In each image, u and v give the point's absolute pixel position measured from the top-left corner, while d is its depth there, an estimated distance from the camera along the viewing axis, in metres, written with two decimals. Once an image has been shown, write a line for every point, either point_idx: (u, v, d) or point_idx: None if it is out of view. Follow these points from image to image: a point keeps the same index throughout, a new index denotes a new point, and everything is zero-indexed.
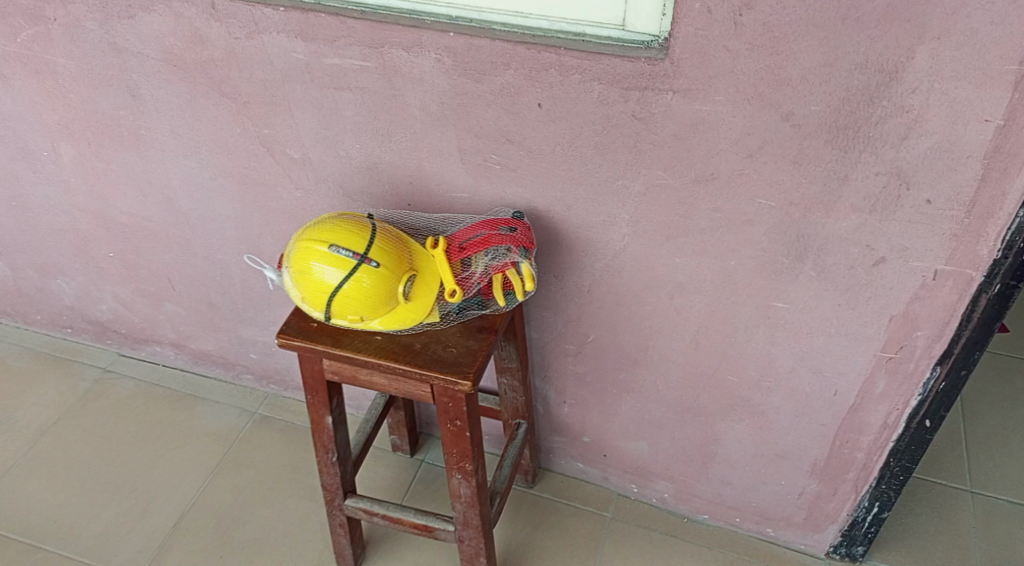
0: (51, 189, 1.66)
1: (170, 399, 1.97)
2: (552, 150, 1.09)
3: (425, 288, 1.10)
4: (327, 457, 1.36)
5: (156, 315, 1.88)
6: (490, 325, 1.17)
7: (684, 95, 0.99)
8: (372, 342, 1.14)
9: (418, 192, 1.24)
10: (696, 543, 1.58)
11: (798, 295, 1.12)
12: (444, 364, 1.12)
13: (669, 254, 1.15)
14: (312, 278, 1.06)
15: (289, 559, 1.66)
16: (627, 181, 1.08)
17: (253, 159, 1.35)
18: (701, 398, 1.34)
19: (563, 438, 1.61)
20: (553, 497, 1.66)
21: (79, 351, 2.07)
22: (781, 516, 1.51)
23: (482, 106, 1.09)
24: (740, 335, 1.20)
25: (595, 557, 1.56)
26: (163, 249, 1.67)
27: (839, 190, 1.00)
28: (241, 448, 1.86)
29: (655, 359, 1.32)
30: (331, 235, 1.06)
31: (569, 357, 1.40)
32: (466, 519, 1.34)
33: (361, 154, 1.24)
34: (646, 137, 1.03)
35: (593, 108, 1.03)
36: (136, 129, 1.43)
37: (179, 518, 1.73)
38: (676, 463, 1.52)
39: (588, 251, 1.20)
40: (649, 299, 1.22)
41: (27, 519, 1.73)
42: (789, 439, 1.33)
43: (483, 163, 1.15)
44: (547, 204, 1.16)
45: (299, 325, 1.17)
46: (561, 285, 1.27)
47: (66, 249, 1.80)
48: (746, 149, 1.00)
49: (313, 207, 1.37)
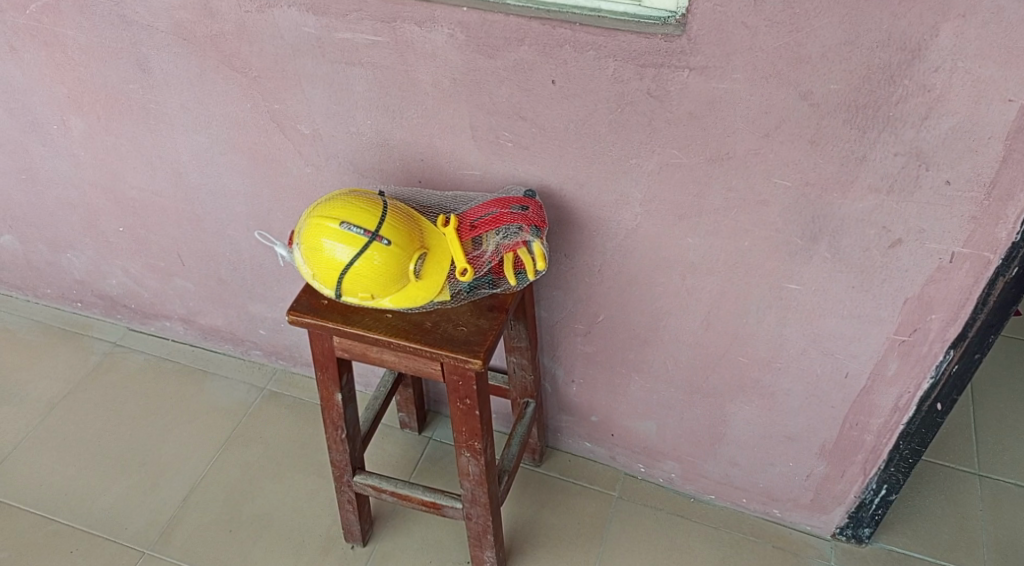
0: (61, 163, 1.66)
1: (179, 373, 1.98)
2: (564, 127, 1.08)
3: (436, 266, 1.10)
4: (337, 434, 1.36)
5: (166, 290, 1.88)
6: (501, 304, 1.17)
7: (700, 73, 0.97)
8: (383, 320, 1.14)
9: (429, 169, 1.23)
10: (702, 523, 1.58)
11: (811, 277, 1.11)
12: (455, 343, 1.11)
13: (682, 234, 1.14)
14: (324, 256, 1.06)
15: (298, 533, 1.67)
16: (640, 160, 1.07)
17: (263, 135, 1.34)
18: (711, 379, 1.34)
19: (571, 417, 1.61)
20: (560, 476, 1.67)
21: (90, 325, 2.08)
22: (788, 497, 1.51)
23: (495, 83, 1.08)
24: (752, 316, 1.20)
25: (601, 535, 1.57)
26: (173, 224, 1.67)
27: (856, 171, 0.98)
28: (250, 423, 1.87)
29: (665, 339, 1.31)
30: (342, 212, 1.06)
31: (578, 337, 1.40)
32: (474, 497, 1.34)
33: (372, 130, 1.23)
34: (661, 115, 1.02)
35: (608, 85, 1.02)
36: (146, 103, 1.42)
37: (188, 492, 1.74)
38: (684, 444, 1.52)
39: (600, 230, 1.19)
40: (660, 280, 1.22)
41: (38, 490, 1.74)
42: (798, 421, 1.33)
43: (495, 141, 1.14)
44: (559, 182, 1.15)
45: (310, 303, 1.16)
46: (571, 264, 1.27)
47: (75, 223, 1.80)
48: (763, 128, 0.99)
49: (323, 183, 1.36)
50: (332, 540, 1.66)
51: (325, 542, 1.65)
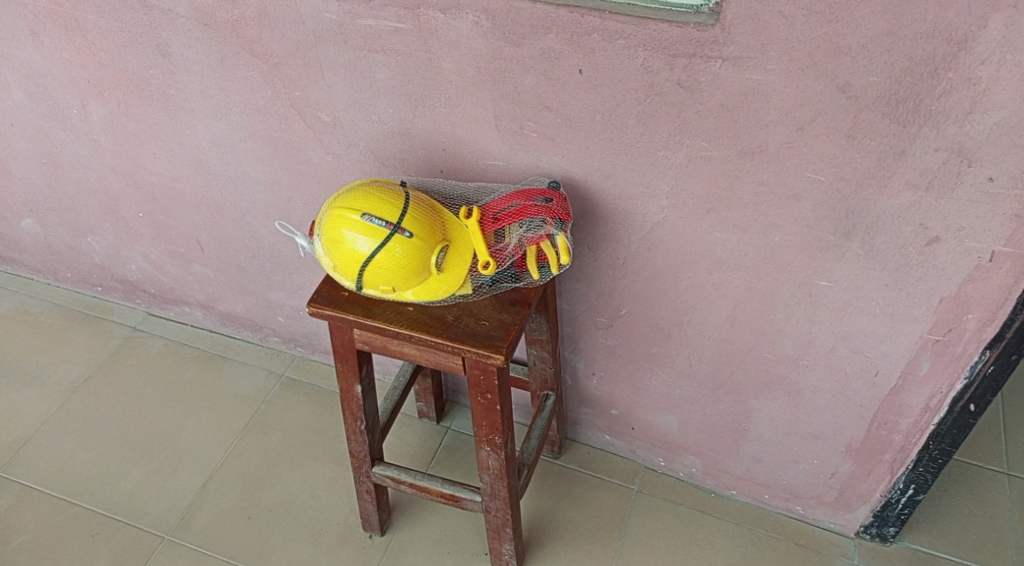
0: (82, 148, 1.65)
1: (198, 359, 1.98)
2: (591, 118, 1.05)
3: (458, 259, 1.07)
4: (356, 425, 1.34)
5: (185, 276, 1.87)
6: (524, 298, 1.14)
7: (733, 63, 0.94)
8: (404, 313, 1.11)
9: (450, 159, 1.21)
10: (722, 518, 1.57)
11: (843, 274, 1.08)
12: (477, 338, 1.08)
13: (709, 228, 1.11)
14: (345, 248, 1.04)
15: (315, 521, 1.67)
16: (669, 152, 1.04)
17: (283, 122, 1.33)
18: (735, 374, 1.31)
19: (592, 409, 1.60)
20: (579, 468, 1.67)
21: (110, 309, 2.08)
22: (811, 494, 1.49)
23: (520, 72, 1.05)
24: (780, 312, 1.17)
25: (620, 528, 1.57)
26: (193, 210, 1.66)
27: (893, 166, 0.95)
28: (269, 410, 1.87)
29: (689, 334, 1.29)
30: (363, 204, 1.04)
31: (600, 330, 1.38)
32: (494, 490, 1.33)
33: (394, 119, 1.20)
34: (691, 107, 0.99)
35: (636, 75, 0.99)
36: (165, 88, 1.41)
37: (207, 479, 1.74)
38: (706, 439, 1.50)
39: (625, 223, 1.17)
40: (686, 274, 1.19)
41: (60, 474, 1.76)
42: (824, 419, 1.30)
43: (519, 131, 1.12)
44: (584, 173, 1.12)
45: (330, 294, 1.13)
46: (595, 257, 1.25)
47: (96, 208, 1.80)
48: (798, 121, 0.96)
49: (344, 172, 1.34)
50: (350, 528, 1.65)
51: (343, 531, 1.65)
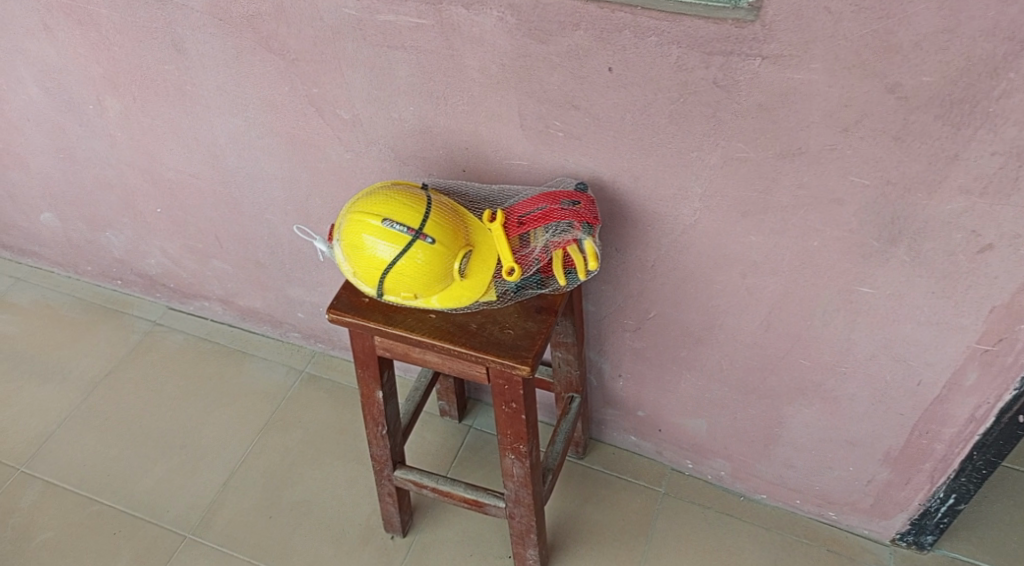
0: (98, 143, 1.63)
1: (219, 354, 1.96)
2: (621, 117, 1.00)
3: (482, 265, 1.03)
4: (377, 429, 1.31)
5: (204, 271, 1.85)
6: (549, 305, 1.09)
7: (774, 62, 0.89)
8: (426, 321, 1.07)
9: (473, 158, 1.16)
10: (752, 523, 1.53)
11: (886, 280, 1.02)
12: (501, 347, 1.04)
13: (745, 232, 1.06)
14: (364, 253, 1.01)
15: (337, 521, 1.64)
16: (703, 153, 0.99)
17: (301, 119, 1.29)
18: (768, 379, 1.27)
19: (617, 410, 1.56)
20: (604, 470, 1.63)
21: (130, 303, 2.07)
22: (845, 501, 1.44)
23: (547, 70, 1.00)
24: (818, 318, 1.12)
25: (647, 532, 1.54)
26: (211, 206, 1.63)
27: (945, 170, 0.89)
28: (290, 407, 1.85)
29: (721, 338, 1.24)
30: (384, 208, 1.00)
31: (627, 332, 1.34)
32: (518, 497, 1.30)
33: (415, 117, 1.16)
34: (727, 107, 0.94)
35: (670, 73, 0.94)
36: (181, 84, 1.37)
37: (228, 477, 1.73)
38: (736, 443, 1.46)
39: (655, 224, 1.12)
40: (719, 278, 1.15)
41: (82, 471, 1.75)
42: (861, 427, 1.25)
43: (545, 130, 1.07)
44: (613, 174, 1.07)
45: (350, 300, 1.09)
46: (623, 259, 1.20)
47: (114, 203, 1.77)
48: (842, 123, 0.90)
49: (364, 170, 1.30)
50: (372, 529, 1.63)
51: (364, 532, 1.62)
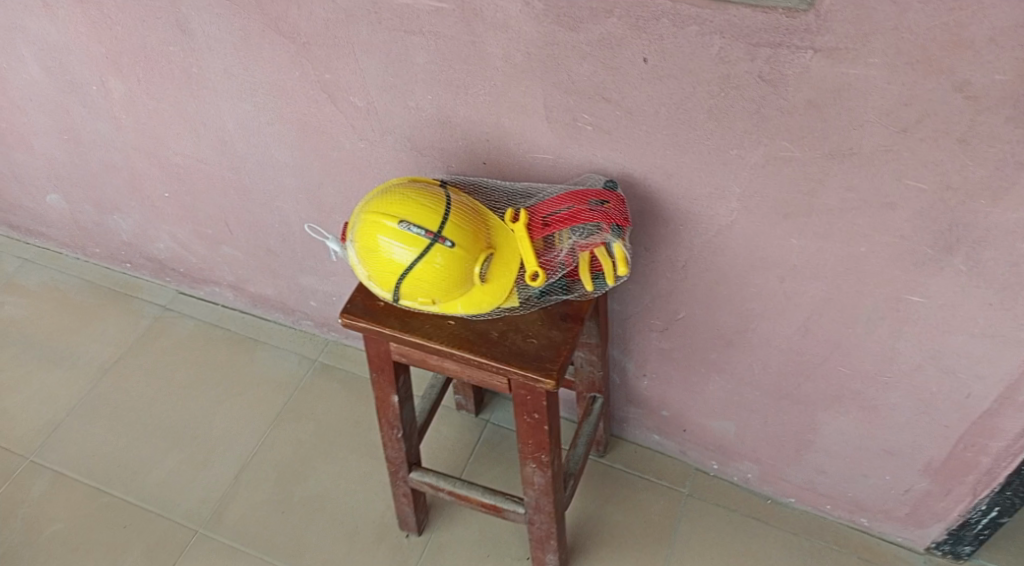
0: (103, 125, 1.57)
1: (230, 342, 1.91)
2: (655, 111, 0.93)
3: (504, 269, 0.97)
4: (392, 432, 1.25)
5: (214, 257, 1.80)
6: (575, 312, 1.02)
7: (828, 55, 0.81)
8: (444, 328, 1.00)
9: (494, 150, 1.09)
10: (780, 527, 1.48)
11: (939, 289, 0.95)
12: (524, 358, 0.97)
13: (785, 234, 0.99)
14: (380, 256, 0.94)
15: (351, 518, 1.60)
16: (743, 151, 0.92)
17: (313, 106, 1.22)
18: (803, 385, 1.20)
19: (641, 409, 1.50)
20: (625, 469, 1.58)
21: (140, 287, 2.02)
22: (879, 508, 1.38)
23: (575, 59, 0.93)
24: (861, 326, 1.05)
25: (669, 535, 1.48)
26: (220, 192, 1.57)
27: (1014, 176, 0.82)
28: (302, 397, 1.80)
29: (755, 342, 1.18)
30: (400, 209, 0.93)
31: (654, 332, 1.28)
32: (538, 504, 1.25)
33: (433, 106, 1.09)
34: (773, 103, 0.86)
35: (711, 66, 0.86)
36: (187, 67, 1.31)
37: (240, 470, 1.68)
38: (766, 447, 1.39)
39: (688, 224, 1.05)
40: (755, 281, 1.08)
41: (92, 461, 1.71)
42: (902, 437, 1.19)
43: (573, 123, 1.00)
44: (644, 170, 1.00)
45: (364, 304, 1.03)
46: (652, 258, 1.13)
47: (121, 186, 1.72)
48: (900, 122, 0.83)
49: (378, 160, 1.24)
50: (386, 527, 1.58)
51: (378, 529, 1.58)
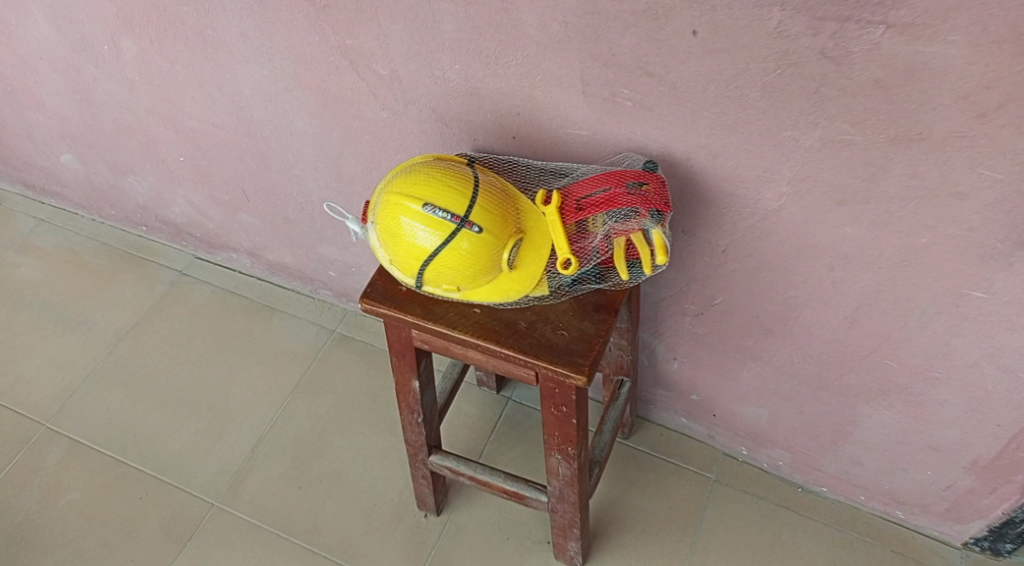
0: (115, 86, 1.51)
1: (247, 310, 1.86)
2: (702, 88, 0.86)
3: (534, 256, 0.92)
4: (412, 416, 1.21)
5: (231, 223, 1.74)
6: (609, 302, 0.96)
7: (902, 31, 0.73)
8: (469, 316, 0.95)
9: (525, 125, 1.02)
10: (810, 517, 1.43)
11: (1005, 285, 0.89)
12: (554, 352, 0.92)
13: (837, 222, 0.92)
14: (403, 240, 0.89)
15: (369, 495, 1.56)
16: (797, 133, 0.85)
17: (332, 72, 1.15)
18: (846, 377, 1.14)
19: (669, 392, 1.45)
20: (650, 451, 1.53)
21: (156, 251, 1.97)
22: (917, 502, 1.33)
23: (618, 30, 0.85)
24: (914, 320, 0.99)
25: (695, 523, 1.44)
26: (236, 158, 1.51)
27: None
28: (320, 369, 1.75)
29: (796, 331, 1.11)
30: (426, 190, 0.87)
31: (688, 317, 1.21)
32: (563, 494, 1.21)
33: (460, 76, 1.02)
34: (835, 82, 0.79)
35: (768, 40, 0.79)
36: (201, 28, 1.25)
37: (257, 443, 1.65)
38: (800, 436, 1.34)
39: (731, 208, 0.98)
40: (801, 269, 1.01)
41: (108, 429, 1.68)
42: (949, 433, 1.13)
43: (611, 99, 0.93)
44: (687, 150, 0.93)
45: (385, 288, 0.97)
46: (690, 242, 1.07)
47: (135, 149, 1.66)
48: (979, 107, 0.75)
49: (401, 131, 1.17)
50: (403, 506, 1.55)
51: (396, 508, 1.54)
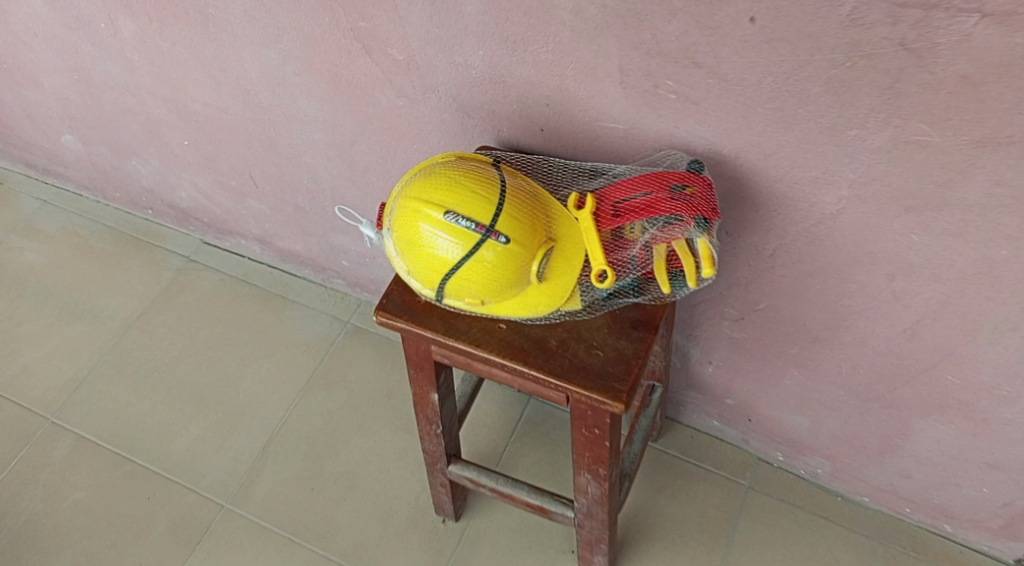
0: (115, 66, 1.42)
1: (257, 298, 1.77)
2: (757, 81, 0.77)
3: (566, 267, 0.83)
4: (430, 427, 1.14)
5: (239, 210, 1.66)
6: (649, 318, 0.88)
7: (998, 21, 0.65)
8: (495, 333, 0.87)
9: (555, 116, 0.92)
10: (851, 528, 1.34)
11: None
12: (588, 374, 0.83)
13: (904, 229, 0.83)
14: (422, 251, 0.80)
15: (384, 499, 1.48)
16: (865, 132, 0.76)
17: (344, 56, 1.06)
18: (900, 390, 1.05)
19: (702, 395, 1.36)
20: (680, 455, 1.44)
21: (163, 235, 1.89)
22: (968, 518, 1.25)
23: (663, 16, 0.76)
24: (983, 335, 0.90)
25: (727, 532, 1.35)
26: (243, 144, 1.42)
27: None
28: (333, 363, 1.66)
29: (848, 342, 1.02)
30: (447, 196, 0.79)
31: (726, 322, 1.12)
32: (590, 511, 1.14)
33: (484, 63, 0.92)
34: (913, 76, 0.70)
35: (838, 29, 0.70)
36: (203, 5, 1.16)
37: (268, 440, 1.57)
38: (844, 446, 1.25)
39: (782, 211, 0.89)
40: (858, 277, 0.92)
41: (115, 423, 1.61)
42: (1012, 451, 1.05)
43: (652, 91, 0.83)
44: (735, 148, 0.84)
45: (403, 299, 0.89)
46: (734, 244, 0.97)
47: (137, 131, 1.58)
48: None
49: (419, 120, 1.08)
50: (421, 510, 1.47)
51: (413, 513, 1.46)
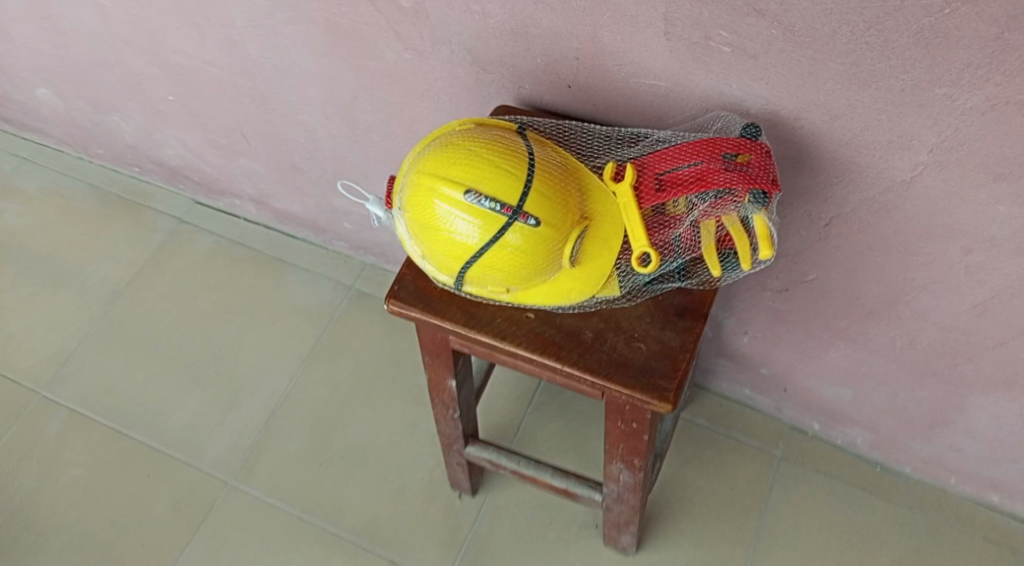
0: (87, 14, 1.29)
1: (254, 262, 1.67)
2: (831, 31, 0.66)
3: (602, 249, 0.73)
4: (447, 412, 1.05)
5: (231, 168, 1.55)
6: (696, 304, 0.78)
7: None
8: (523, 324, 0.77)
9: (585, 72, 0.81)
10: (892, 500, 1.27)
11: None
12: (629, 370, 0.74)
13: (990, 199, 0.73)
14: (439, 236, 0.70)
15: (396, 474, 1.40)
16: (955, 90, 0.66)
17: (341, 4, 0.94)
18: (961, 366, 0.97)
19: (735, 364, 1.26)
20: (708, 425, 1.36)
21: (151, 195, 1.78)
22: (1020, 490, 1.17)
23: None
24: None
25: (760, 506, 1.28)
26: (231, 99, 1.30)
27: None
28: (337, 330, 1.56)
29: (907, 316, 0.93)
30: (466, 173, 0.68)
31: (769, 293, 1.02)
32: (620, 497, 1.06)
33: (503, 11, 0.80)
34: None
35: None
36: None
37: (272, 413, 1.48)
38: (890, 419, 1.17)
39: (845, 177, 0.78)
40: (928, 249, 0.82)
41: (109, 397, 1.52)
42: None
43: (702, 43, 0.72)
44: (796, 108, 0.73)
45: (417, 286, 0.79)
46: (784, 213, 0.86)
47: (116, 84, 1.45)
48: None
49: (427, 76, 0.96)
50: (435, 485, 1.38)
51: (427, 489, 1.38)
